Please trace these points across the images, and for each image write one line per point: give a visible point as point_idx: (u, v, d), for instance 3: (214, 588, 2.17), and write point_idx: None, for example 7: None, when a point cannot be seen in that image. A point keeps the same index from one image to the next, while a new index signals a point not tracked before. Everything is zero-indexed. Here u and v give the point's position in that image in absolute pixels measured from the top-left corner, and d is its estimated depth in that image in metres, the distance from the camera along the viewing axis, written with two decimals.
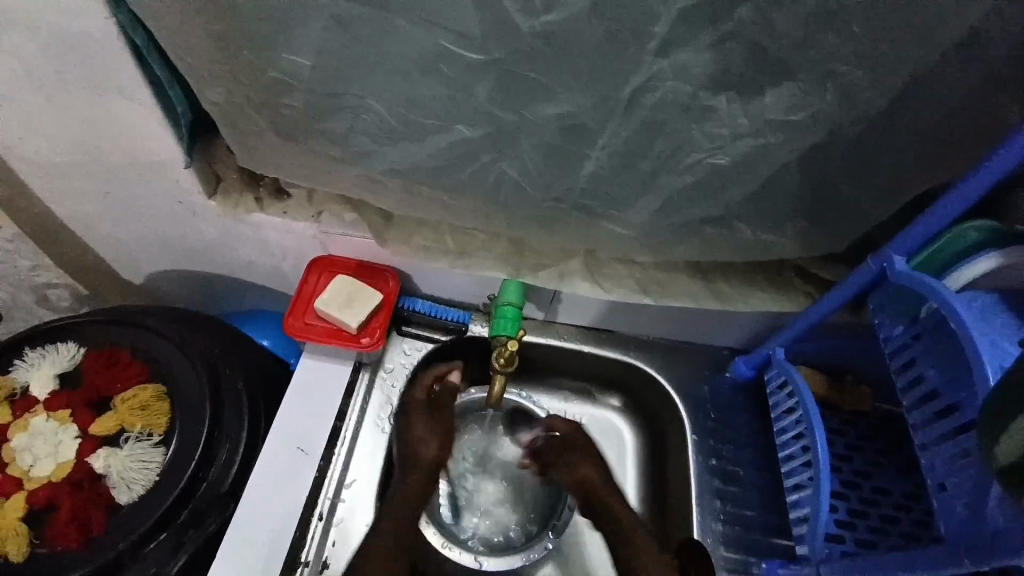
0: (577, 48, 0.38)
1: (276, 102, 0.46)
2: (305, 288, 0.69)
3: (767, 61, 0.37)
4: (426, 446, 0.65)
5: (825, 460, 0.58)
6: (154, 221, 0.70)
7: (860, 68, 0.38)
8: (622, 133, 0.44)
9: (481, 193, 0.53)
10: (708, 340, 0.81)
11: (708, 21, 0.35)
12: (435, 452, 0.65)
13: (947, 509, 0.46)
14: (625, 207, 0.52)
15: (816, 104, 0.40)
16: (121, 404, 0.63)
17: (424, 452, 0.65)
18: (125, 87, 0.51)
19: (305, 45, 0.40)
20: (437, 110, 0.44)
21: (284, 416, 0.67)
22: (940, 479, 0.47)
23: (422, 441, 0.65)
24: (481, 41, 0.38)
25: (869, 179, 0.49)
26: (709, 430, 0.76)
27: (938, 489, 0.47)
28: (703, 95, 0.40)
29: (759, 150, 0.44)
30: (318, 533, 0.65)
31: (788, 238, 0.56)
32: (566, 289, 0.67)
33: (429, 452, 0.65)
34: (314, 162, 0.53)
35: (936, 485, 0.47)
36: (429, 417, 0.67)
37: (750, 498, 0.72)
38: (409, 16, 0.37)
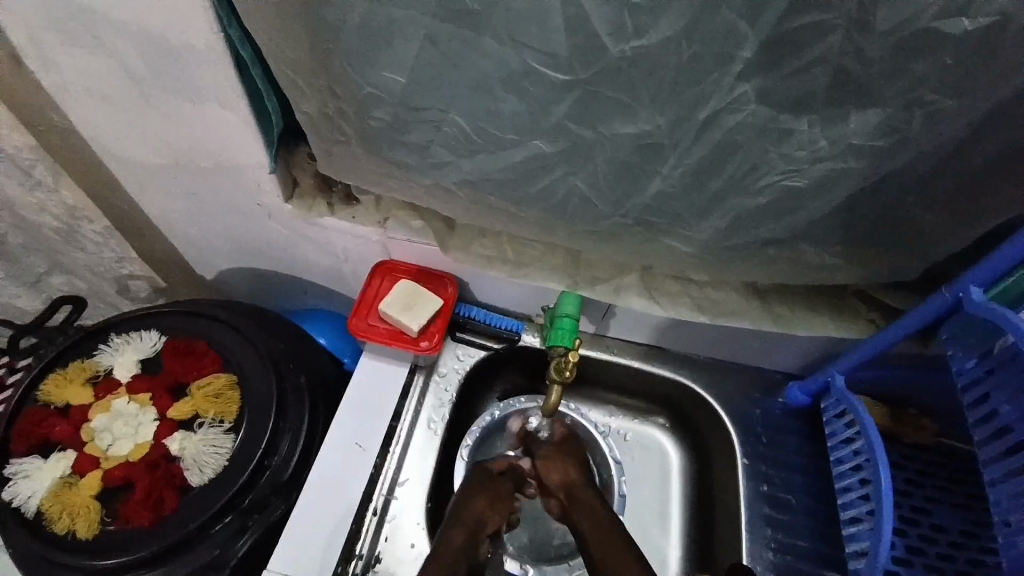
0: (661, 70, 0.39)
1: (366, 114, 0.49)
2: (368, 290, 0.72)
3: (849, 87, 0.38)
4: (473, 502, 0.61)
5: (887, 494, 0.57)
6: (232, 220, 0.75)
7: (946, 97, 0.38)
8: (695, 153, 0.45)
9: (549, 206, 0.54)
10: (761, 362, 0.80)
11: (793, 47, 0.36)
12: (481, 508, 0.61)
13: (1011, 545, 0.44)
14: (690, 225, 0.53)
15: (897, 130, 0.40)
16: (196, 391, 0.67)
17: (479, 519, 0.60)
18: (225, 96, 0.55)
19: (399, 62, 0.43)
20: (516, 125, 0.46)
21: (343, 414, 0.70)
22: (1006, 516, 0.45)
23: (471, 496, 0.62)
24: (567, 62, 0.40)
25: (946, 207, 0.48)
26: (760, 454, 0.74)
27: (1003, 525, 0.45)
28: (781, 117, 0.40)
29: (835, 173, 0.44)
30: (372, 528, 0.67)
31: (854, 263, 0.55)
32: (622, 303, 0.68)
33: (474, 507, 0.61)
34: (392, 172, 0.56)
35: (1002, 521, 0.46)
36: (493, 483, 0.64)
37: (801, 528, 0.70)
38: (501, 37, 0.39)
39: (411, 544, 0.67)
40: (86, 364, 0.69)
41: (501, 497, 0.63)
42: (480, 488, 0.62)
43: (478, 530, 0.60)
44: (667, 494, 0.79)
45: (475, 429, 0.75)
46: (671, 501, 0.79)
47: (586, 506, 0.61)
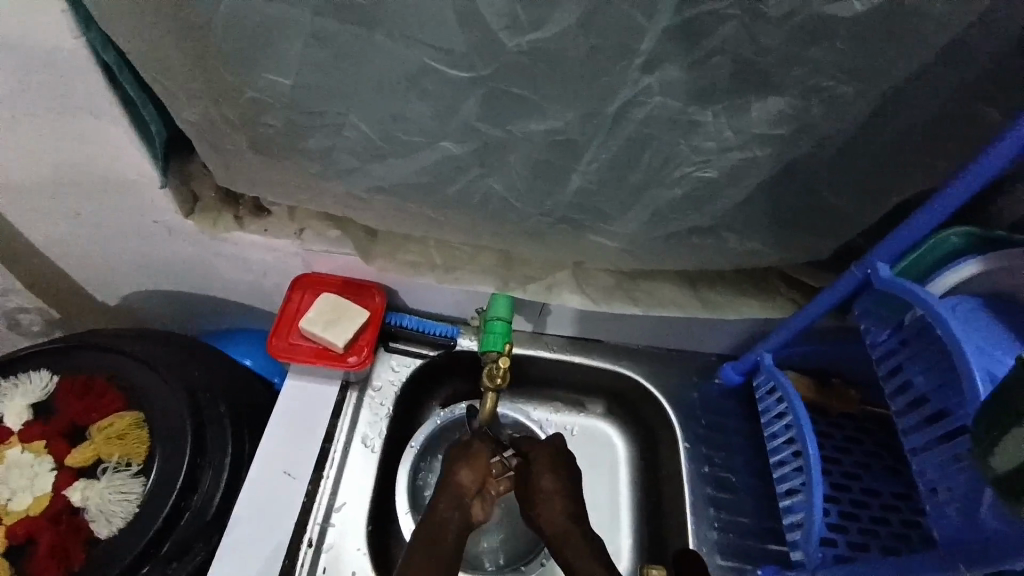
0: (563, 66, 0.37)
1: (257, 122, 0.45)
2: (288, 307, 0.67)
3: (753, 74, 0.37)
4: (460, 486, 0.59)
5: (815, 464, 0.59)
6: (130, 241, 0.68)
7: (843, 82, 0.38)
8: (608, 148, 0.44)
9: (469, 208, 0.52)
10: (698, 346, 0.81)
11: (694, 37, 0.35)
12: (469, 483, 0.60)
13: (940, 513, 0.45)
14: (614, 219, 0.52)
15: (800, 117, 0.41)
16: (99, 433, 0.60)
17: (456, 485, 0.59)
18: (98, 106, 0.50)
19: (283, 64, 0.39)
20: (423, 127, 0.43)
21: (268, 440, 0.65)
22: (932, 484, 0.46)
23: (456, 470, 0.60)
24: (466, 59, 0.37)
25: (852, 188, 0.49)
26: (701, 437, 0.76)
27: (930, 493, 0.46)
28: (689, 109, 0.40)
29: (745, 162, 0.44)
30: (307, 561, 0.62)
31: (773, 247, 0.56)
32: (556, 301, 0.67)
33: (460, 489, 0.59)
34: (297, 180, 0.51)
35: (928, 489, 0.47)
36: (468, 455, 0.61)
37: (743, 504, 0.72)
38: (392, 33, 0.36)
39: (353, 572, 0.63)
40: None
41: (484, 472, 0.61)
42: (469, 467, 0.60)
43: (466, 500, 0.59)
44: (616, 484, 0.79)
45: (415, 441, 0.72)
46: (597, 456, 0.81)
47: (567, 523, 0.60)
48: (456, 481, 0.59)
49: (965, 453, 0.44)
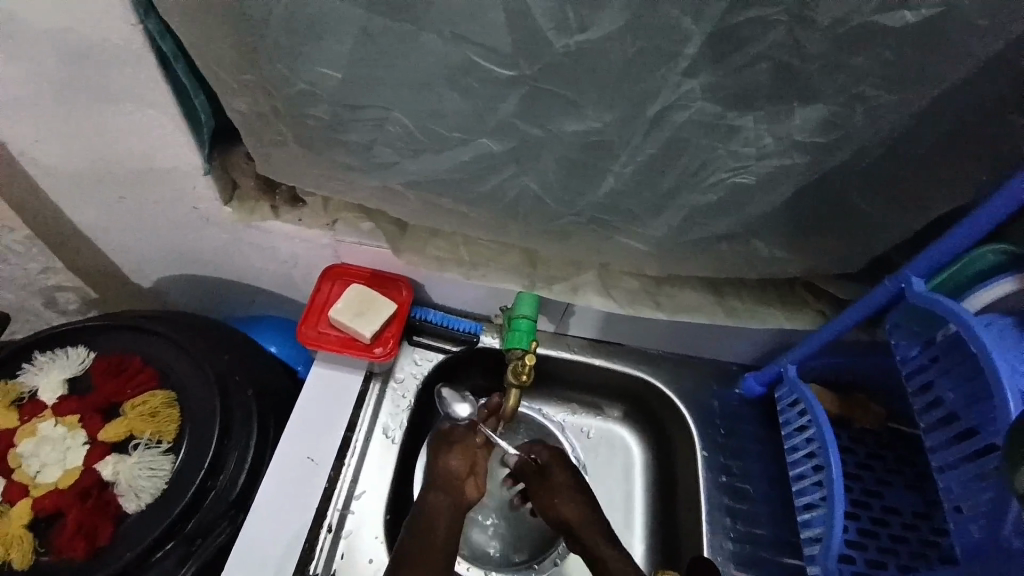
0: (606, 67, 0.38)
1: (301, 114, 0.46)
2: (317, 296, 0.69)
3: (794, 83, 0.37)
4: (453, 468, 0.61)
5: (838, 478, 0.58)
6: (167, 226, 0.70)
7: (885, 92, 0.38)
8: (644, 151, 0.44)
9: (501, 206, 0.53)
10: (719, 354, 0.81)
11: (738, 43, 0.35)
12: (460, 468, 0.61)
13: (965, 532, 0.45)
14: (644, 221, 0.52)
15: (840, 126, 0.41)
16: (130, 411, 0.62)
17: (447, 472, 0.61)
18: (148, 94, 0.52)
19: (333, 58, 0.41)
20: (463, 124, 0.44)
21: (293, 426, 0.66)
22: (957, 502, 0.46)
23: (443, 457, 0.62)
24: (511, 58, 0.38)
25: (888, 200, 0.49)
26: (719, 445, 0.75)
27: (955, 511, 0.46)
28: (728, 114, 0.40)
29: (781, 169, 0.44)
30: (326, 546, 0.63)
31: (804, 257, 0.56)
32: (580, 302, 0.67)
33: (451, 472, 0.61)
34: (335, 172, 0.53)
35: (953, 507, 0.46)
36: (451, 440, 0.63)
37: (759, 515, 0.72)
38: (440, 31, 0.37)
39: (369, 560, 0.64)
40: (8, 387, 0.64)
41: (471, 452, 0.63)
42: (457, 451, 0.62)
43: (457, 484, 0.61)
44: (630, 488, 0.79)
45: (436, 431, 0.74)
46: (614, 459, 0.81)
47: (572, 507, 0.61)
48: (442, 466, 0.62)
49: (994, 472, 0.43)
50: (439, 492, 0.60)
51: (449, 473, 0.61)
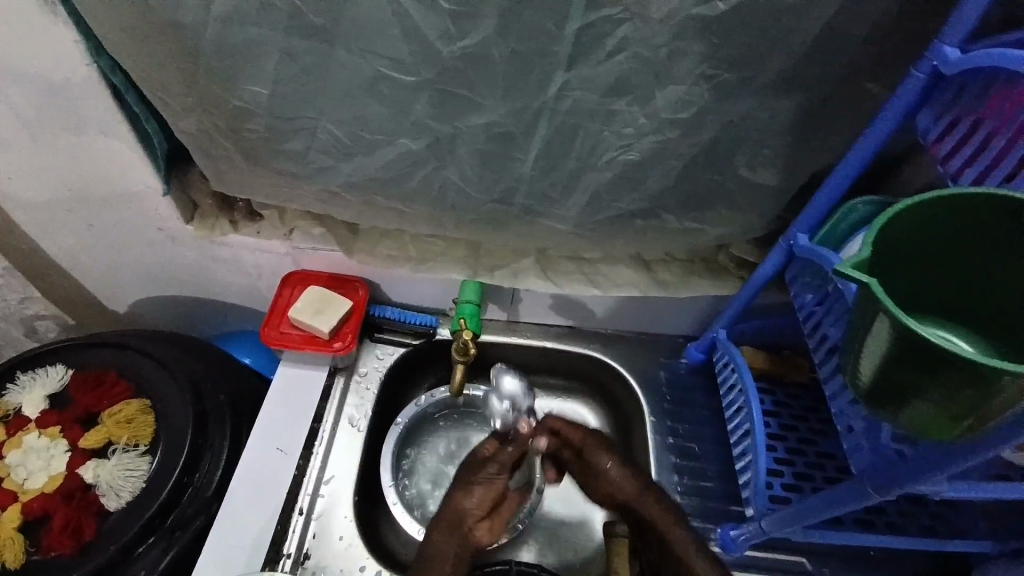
0: (491, 67, 0.45)
1: (243, 129, 0.52)
2: (279, 300, 0.74)
3: (650, 68, 0.44)
4: (468, 502, 0.59)
5: (757, 421, 0.64)
6: (137, 248, 0.76)
7: (728, 71, 0.45)
8: (543, 137, 0.50)
9: (432, 199, 0.59)
10: (664, 329, 0.86)
11: (597, 39, 0.43)
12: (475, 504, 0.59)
13: (856, 448, 0.49)
14: (561, 204, 0.58)
15: (698, 104, 0.47)
16: (108, 419, 0.67)
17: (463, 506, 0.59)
18: (106, 123, 0.58)
19: (260, 77, 0.47)
20: (383, 127, 0.50)
21: (264, 420, 0.71)
22: (850, 423, 0.50)
23: (458, 493, 0.59)
24: (412, 66, 0.45)
25: (769, 169, 0.55)
26: (667, 410, 0.81)
27: (848, 431, 0.50)
28: (604, 101, 0.47)
29: (661, 145, 0.51)
30: (298, 527, 0.68)
31: (712, 226, 0.62)
32: (521, 286, 0.73)
33: (463, 510, 0.59)
34: (280, 181, 0.58)
35: (847, 428, 0.50)
36: (475, 475, 0.60)
37: (708, 470, 0.77)
38: (350, 48, 0.44)
39: (341, 536, 0.68)
40: None
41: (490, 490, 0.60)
42: (471, 492, 0.59)
43: (463, 526, 0.58)
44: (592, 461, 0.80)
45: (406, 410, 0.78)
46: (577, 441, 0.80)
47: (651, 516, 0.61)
48: (456, 498, 0.59)
49: None
50: (442, 536, 0.58)
51: (457, 511, 0.59)
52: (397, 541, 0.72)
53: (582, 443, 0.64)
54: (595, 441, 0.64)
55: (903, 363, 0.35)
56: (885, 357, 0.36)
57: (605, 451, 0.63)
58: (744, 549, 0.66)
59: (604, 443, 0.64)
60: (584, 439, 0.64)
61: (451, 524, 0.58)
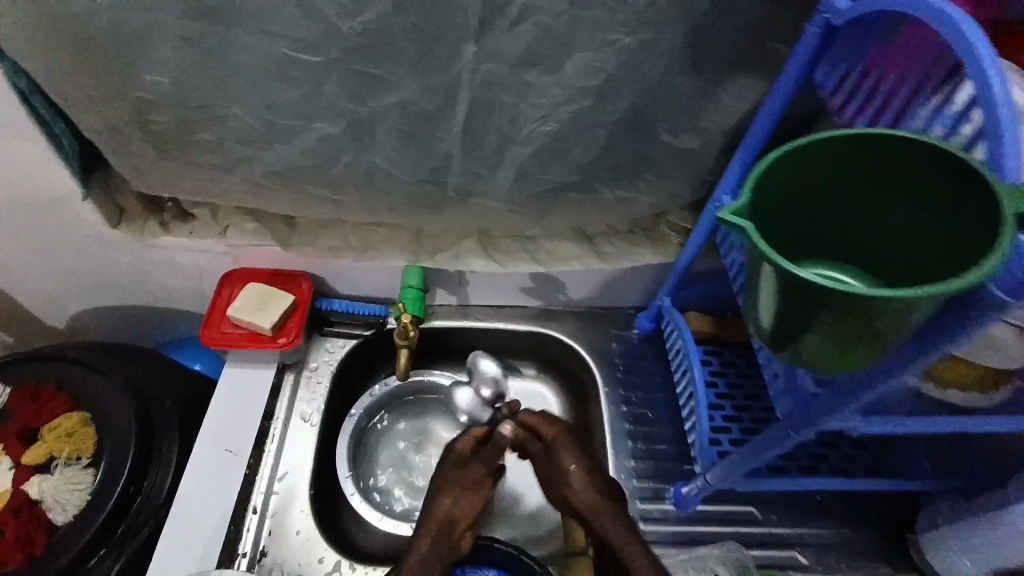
0: (396, 43, 0.45)
1: (154, 119, 0.51)
2: (219, 299, 0.73)
3: (554, 36, 0.45)
4: (445, 497, 0.59)
5: (699, 382, 0.66)
6: (65, 257, 0.73)
7: (631, 36, 0.46)
8: (460, 113, 0.51)
9: (360, 184, 0.58)
10: (613, 303, 0.87)
11: (498, 10, 0.43)
12: (451, 504, 0.58)
13: (780, 392, 0.50)
14: (491, 180, 0.58)
15: (607, 70, 0.48)
16: (49, 433, 0.65)
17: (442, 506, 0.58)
18: (12, 125, 0.55)
19: (162, 64, 0.46)
20: (296, 111, 0.50)
21: (212, 422, 0.70)
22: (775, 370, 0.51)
23: (440, 495, 0.59)
24: (316, 45, 0.45)
25: (689, 133, 0.56)
26: (620, 380, 0.82)
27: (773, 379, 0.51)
28: (514, 72, 0.48)
29: (578, 114, 0.52)
30: (252, 526, 0.67)
31: (644, 195, 0.63)
32: (464, 268, 0.74)
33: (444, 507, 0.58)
34: (201, 174, 0.57)
35: (772, 375, 0.51)
36: (460, 475, 0.61)
37: (662, 434, 0.78)
38: (249, 30, 0.44)
39: (297, 531, 0.68)
40: None
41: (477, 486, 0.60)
42: (452, 491, 0.59)
43: (450, 527, 0.58)
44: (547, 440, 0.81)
45: (362, 400, 0.77)
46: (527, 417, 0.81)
47: (614, 531, 0.57)
48: (446, 509, 0.58)
49: None
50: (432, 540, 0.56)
51: (444, 513, 0.58)
52: (356, 531, 0.71)
53: (555, 438, 0.62)
54: (569, 441, 0.62)
55: (794, 299, 0.34)
56: (777, 286, 0.34)
57: (571, 452, 0.62)
58: (693, 505, 0.67)
59: (570, 445, 0.62)
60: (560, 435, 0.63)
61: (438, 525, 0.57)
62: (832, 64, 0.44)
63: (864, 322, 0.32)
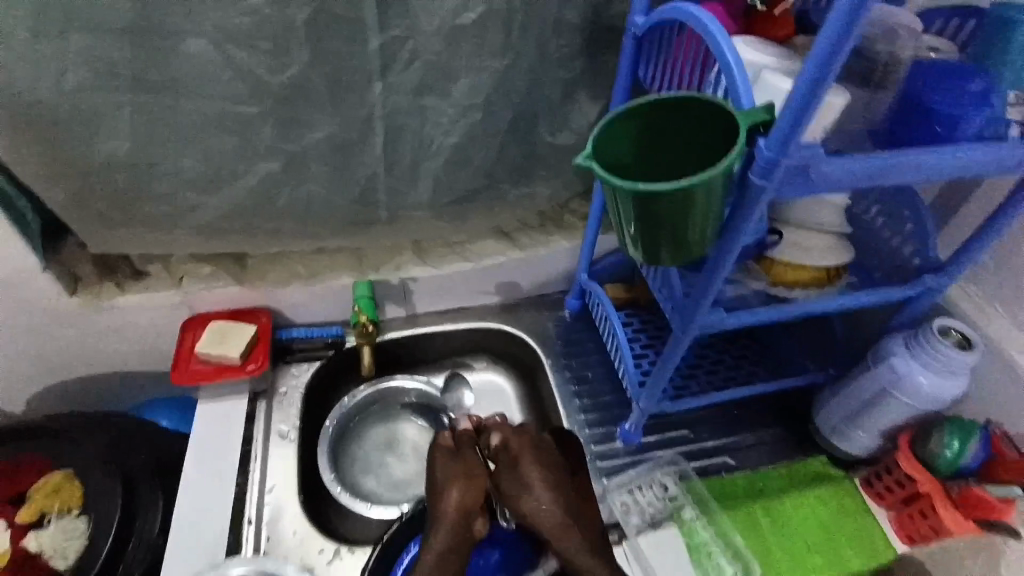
0: (316, 89, 0.56)
1: (111, 181, 0.59)
2: (183, 344, 0.78)
3: (441, 68, 0.58)
4: (450, 492, 0.59)
5: (621, 334, 0.80)
6: (19, 338, 0.76)
7: (500, 60, 0.60)
8: (377, 138, 0.62)
9: (301, 213, 0.67)
10: (542, 290, 0.98)
11: (394, 53, 0.56)
12: (458, 496, 0.59)
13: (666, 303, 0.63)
14: (412, 192, 0.69)
15: (488, 88, 0.61)
16: (37, 493, 0.69)
17: (448, 502, 0.59)
18: None
19: (119, 131, 0.55)
20: (239, 155, 0.60)
21: (196, 454, 0.76)
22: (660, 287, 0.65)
23: (443, 490, 0.59)
24: (251, 98, 0.55)
25: (565, 131, 0.70)
26: (561, 351, 0.92)
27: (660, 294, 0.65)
28: (415, 99, 0.60)
29: (473, 126, 0.64)
30: (250, 536, 0.72)
31: (543, 188, 0.76)
32: (406, 274, 0.86)
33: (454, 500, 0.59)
34: (156, 228, 0.65)
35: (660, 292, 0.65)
36: (455, 466, 0.61)
37: (603, 386, 0.88)
38: (193, 96, 0.54)
39: (294, 531, 0.73)
40: None
41: (475, 473, 0.61)
42: (457, 483, 0.60)
43: (464, 519, 0.58)
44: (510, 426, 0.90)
45: (334, 414, 0.85)
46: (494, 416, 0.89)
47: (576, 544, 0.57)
48: (457, 501, 0.59)
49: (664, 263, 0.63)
50: (450, 533, 0.57)
51: (455, 506, 0.58)
52: (346, 529, 0.78)
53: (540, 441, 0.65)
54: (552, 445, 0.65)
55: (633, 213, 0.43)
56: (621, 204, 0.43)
57: (535, 463, 0.61)
58: (636, 437, 0.79)
59: (538, 455, 0.62)
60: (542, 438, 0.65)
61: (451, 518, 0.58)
62: (646, 61, 0.58)
63: (683, 212, 0.41)
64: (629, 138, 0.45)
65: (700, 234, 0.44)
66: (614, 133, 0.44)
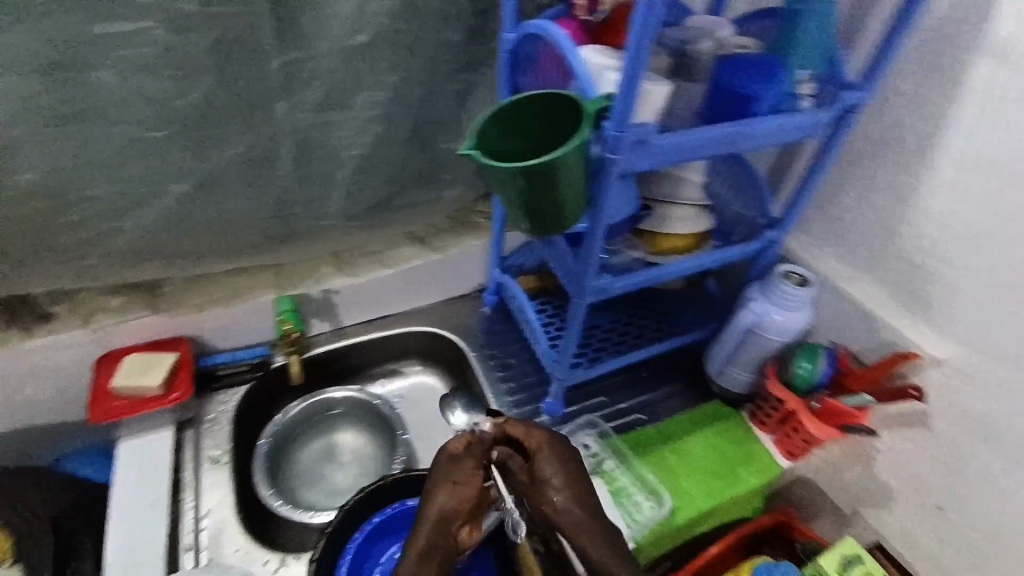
0: (221, 112, 0.61)
1: (15, 216, 0.60)
2: (100, 381, 0.77)
3: (338, 86, 0.65)
4: (439, 494, 0.54)
5: (532, 319, 0.88)
6: None
7: (392, 77, 0.67)
8: (285, 154, 0.67)
9: (217, 233, 0.70)
10: (460, 290, 1.04)
11: (292, 75, 0.62)
12: (445, 500, 0.54)
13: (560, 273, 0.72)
14: (325, 204, 0.74)
15: (384, 102, 0.68)
16: None
17: (437, 502, 0.54)
18: None
19: (22, 165, 0.57)
20: (149, 180, 0.62)
21: (121, 493, 0.74)
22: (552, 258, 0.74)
23: (431, 491, 0.54)
24: (157, 125, 0.59)
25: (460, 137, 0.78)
26: (484, 343, 0.99)
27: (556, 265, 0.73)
28: (318, 116, 0.66)
29: (375, 138, 0.71)
30: (190, 561, 0.72)
31: (447, 190, 0.83)
32: (327, 285, 0.90)
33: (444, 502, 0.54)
34: (67, 260, 0.66)
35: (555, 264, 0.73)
36: (450, 475, 0.55)
37: (527, 370, 0.96)
38: (100, 124, 0.57)
39: (236, 549, 0.74)
40: None
41: (469, 479, 0.54)
42: (446, 488, 0.54)
43: (449, 522, 0.53)
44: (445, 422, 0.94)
45: (269, 430, 0.86)
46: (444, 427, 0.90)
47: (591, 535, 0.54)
48: (442, 503, 0.54)
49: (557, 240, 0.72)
50: (433, 532, 0.53)
51: (442, 510, 0.54)
52: (291, 541, 0.79)
53: (539, 446, 0.57)
54: (556, 449, 0.57)
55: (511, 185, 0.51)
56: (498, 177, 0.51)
57: (558, 461, 0.56)
58: (559, 408, 0.87)
59: (564, 457, 0.57)
60: (547, 442, 0.58)
61: (437, 519, 0.53)
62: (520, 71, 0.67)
63: (547, 184, 0.50)
64: (509, 131, 0.54)
65: (568, 204, 0.53)
66: (496, 123, 0.53)
